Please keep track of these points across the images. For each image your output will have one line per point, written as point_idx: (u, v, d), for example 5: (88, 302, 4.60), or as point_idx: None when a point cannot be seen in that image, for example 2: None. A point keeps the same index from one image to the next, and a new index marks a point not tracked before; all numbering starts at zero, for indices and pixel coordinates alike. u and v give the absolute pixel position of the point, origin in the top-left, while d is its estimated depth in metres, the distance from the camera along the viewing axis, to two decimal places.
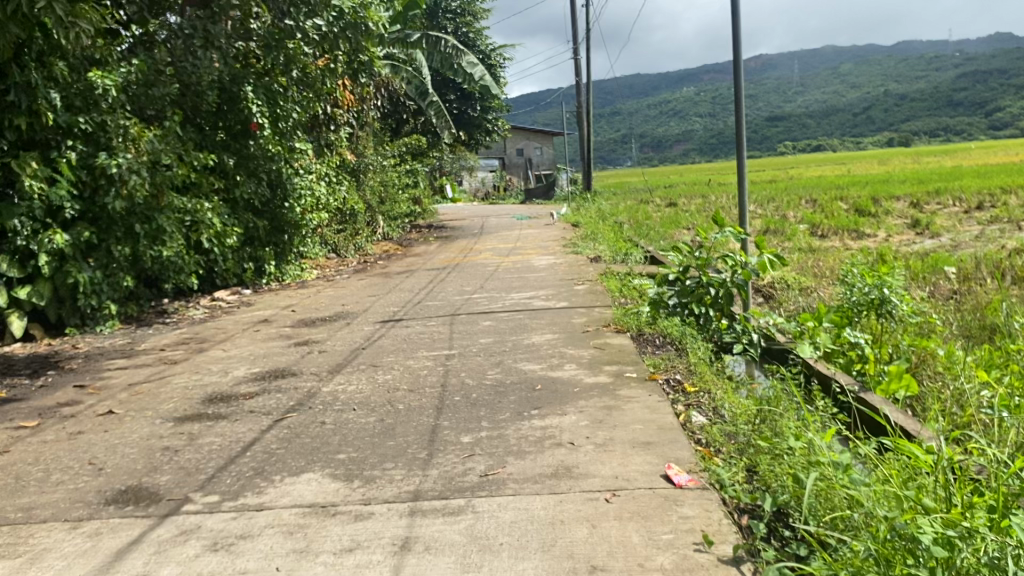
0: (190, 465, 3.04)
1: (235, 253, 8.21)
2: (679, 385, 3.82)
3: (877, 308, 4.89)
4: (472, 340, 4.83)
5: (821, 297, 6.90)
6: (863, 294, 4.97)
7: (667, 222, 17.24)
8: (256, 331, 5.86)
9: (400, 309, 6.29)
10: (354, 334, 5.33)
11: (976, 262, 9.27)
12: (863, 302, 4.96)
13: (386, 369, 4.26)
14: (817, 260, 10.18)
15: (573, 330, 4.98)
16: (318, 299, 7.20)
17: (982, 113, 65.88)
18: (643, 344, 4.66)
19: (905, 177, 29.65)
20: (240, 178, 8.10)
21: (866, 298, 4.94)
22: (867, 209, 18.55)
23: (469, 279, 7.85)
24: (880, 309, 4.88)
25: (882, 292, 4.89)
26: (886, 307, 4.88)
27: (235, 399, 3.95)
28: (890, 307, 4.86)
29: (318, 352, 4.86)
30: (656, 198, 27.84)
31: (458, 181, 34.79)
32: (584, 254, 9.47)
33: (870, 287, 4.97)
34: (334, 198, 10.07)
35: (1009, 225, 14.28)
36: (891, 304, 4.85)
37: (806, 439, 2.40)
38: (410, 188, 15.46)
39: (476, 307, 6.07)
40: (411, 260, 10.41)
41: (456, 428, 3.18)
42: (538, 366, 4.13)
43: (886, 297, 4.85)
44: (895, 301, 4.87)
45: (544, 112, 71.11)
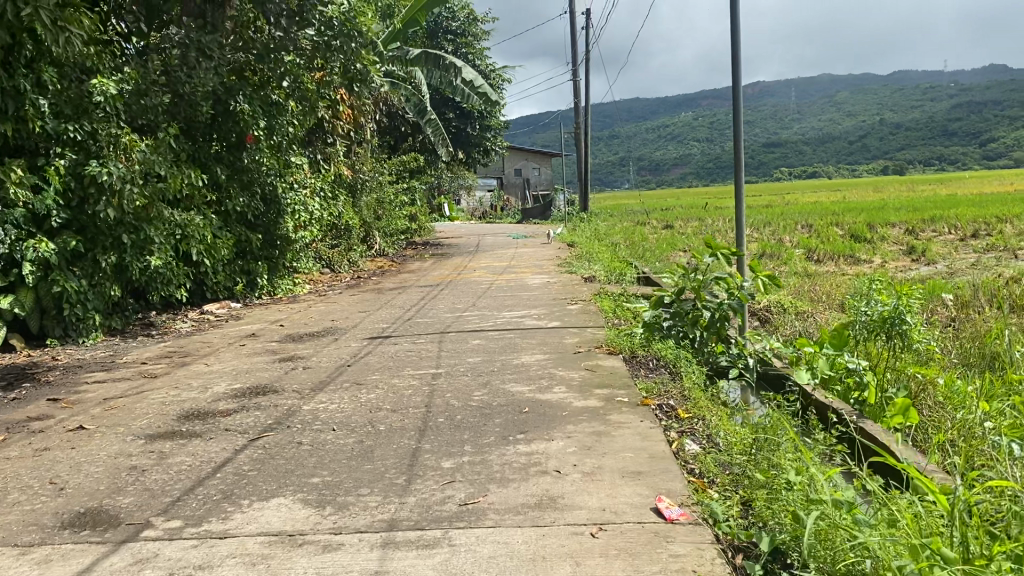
0: (156, 487, 2.89)
1: (228, 266, 8.01)
2: (672, 410, 3.67)
3: (889, 328, 4.68)
4: (461, 359, 4.69)
5: (819, 322, 6.78)
6: (875, 313, 4.77)
7: (663, 244, 17.17)
8: (240, 345, 5.71)
9: (389, 326, 6.14)
10: (340, 350, 5.19)
11: (974, 289, 9.19)
12: (875, 322, 4.76)
13: (369, 388, 4.11)
14: (814, 284, 10.09)
15: (564, 350, 4.85)
16: (307, 314, 7.06)
17: (977, 143, 66.28)
18: (637, 367, 4.52)
19: (901, 203, 29.70)
20: (233, 191, 7.92)
21: (880, 316, 4.71)
22: (863, 235, 18.53)
23: (461, 296, 7.72)
24: (890, 326, 4.67)
25: (897, 312, 4.66)
26: (898, 326, 4.66)
27: (211, 416, 3.80)
28: (902, 329, 4.63)
29: (301, 369, 4.71)
30: (652, 219, 27.83)
31: (455, 198, 34.72)
32: (579, 273, 9.35)
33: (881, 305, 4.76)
34: (327, 213, 9.96)
35: (1006, 254, 14.23)
36: (905, 324, 4.62)
37: (808, 474, 2.26)
38: (406, 205, 15.38)
39: (467, 325, 5.94)
40: (404, 276, 10.29)
41: (438, 452, 3.03)
42: (526, 387, 3.98)
43: (902, 317, 4.61)
44: (910, 322, 4.64)
45: (543, 133, 71.30)
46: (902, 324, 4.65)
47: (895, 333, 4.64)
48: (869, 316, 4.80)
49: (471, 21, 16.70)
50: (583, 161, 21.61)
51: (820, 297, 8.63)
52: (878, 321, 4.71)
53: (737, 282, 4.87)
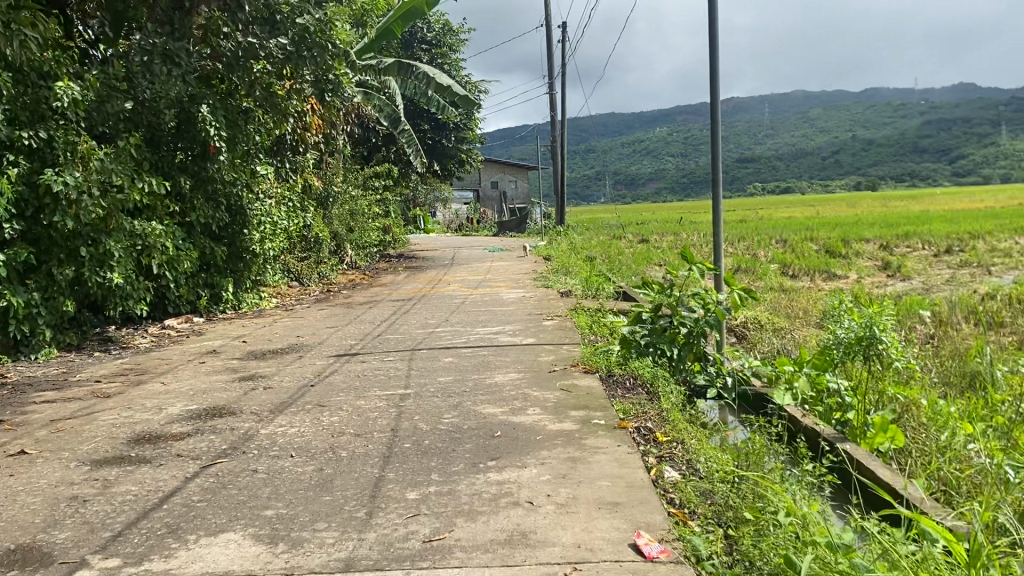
0: (96, 520, 2.67)
1: (191, 279, 7.81)
2: (650, 434, 3.49)
3: (866, 348, 4.51)
4: (431, 378, 4.50)
5: (797, 339, 6.67)
6: (851, 332, 4.60)
7: (640, 258, 17.10)
8: (201, 362, 5.49)
9: (358, 342, 5.94)
10: (305, 369, 4.98)
11: (951, 306, 9.14)
12: (851, 342, 4.58)
13: (334, 410, 3.92)
14: (791, 300, 10.02)
15: (539, 368, 4.67)
16: (273, 330, 6.84)
17: (947, 160, 67.25)
18: (613, 386, 4.37)
19: (874, 219, 29.96)
20: (197, 202, 7.68)
21: (856, 337, 4.54)
22: (838, 250, 18.57)
23: (434, 311, 7.54)
24: (867, 345, 4.51)
25: (873, 331, 4.49)
26: (874, 346, 4.51)
27: (163, 441, 3.58)
28: (879, 348, 4.48)
29: (263, 389, 4.50)
30: (628, 233, 27.79)
31: (431, 211, 34.54)
32: (554, 288, 9.20)
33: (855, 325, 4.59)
34: (295, 225, 9.77)
35: (979, 270, 14.29)
36: (880, 343, 4.47)
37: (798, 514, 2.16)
38: (379, 217, 15.19)
39: (439, 342, 5.76)
40: (376, 290, 10.09)
41: (403, 482, 2.84)
42: (498, 409, 3.80)
43: (878, 336, 4.45)
44: (886, 341, 4.49)
45: (519, 146, 71.37)
46: (878, 344, 4.50)
47: (873, 353, 4.48)
48: (844, 336, 4.62)
49: (447, 32, 16.61)
50: (559, 175, 21.55)
51: (798, 313, 8.54)
52: (855, 341, 4.52)
53: (713, 298, 4.73)
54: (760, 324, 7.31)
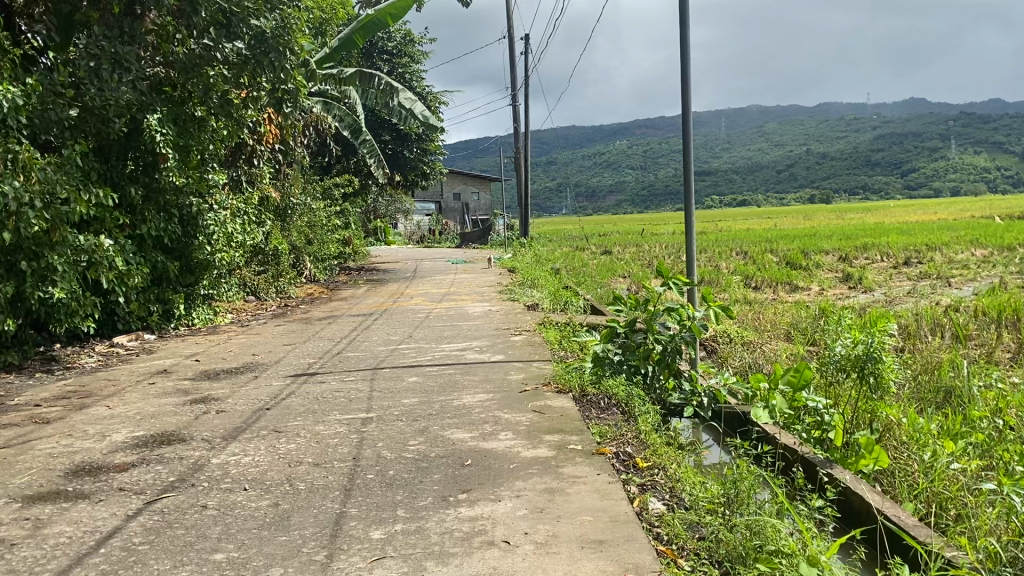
0: (24, 567, 2.40)
1: (143, 295, 7.45)
2: (630, 459, 3.29)
3: (861, 367, 4.36)
4: (395, 401, 4.27)
5: (768, 353, 6.55)
6: (848, 348, 4.46)
7: (604, 270, 17.01)
8: (150, 383, 5.18)
9: (318, 361, 5.68)
10: (262, 391, 4.72)
11: (916, 318, 9.14)
12: (847, 360, 4.45)
13: (292, 437, 3.67)
14: (759, 313, 9.96)
15: (509, 388, 4.46)
16: (228, 348, 6.54)
17: (900, 174, 68.70)
18: (587, 406, 4.17)
19: (832, 230, 30.35)
20: (148, 214, 7.37)
21: (853, 355, 4.40)
22: (799, 262, 18.69)
23: (397, 326, 7.30)
24: (863, 365, 4.36)
25: (869, 348, 4.34)
26: (874, 366, 4.33)
27: (104, 472, 3.30)
28: (875, 368, 4.31)
29: (215, 413, 4.23)
30: (590, 244, 27.77)
31: (392, 223, 34.21)
32: (520, 301, 9.02)
33: (854, 341, 4.43)
34: (250, 238, 9.47)
35: (939, 282, 14.43)
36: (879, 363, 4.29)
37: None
38: (339, 229, 14.90)
39: (402, 360, 5.52)
40: (338, 304, 9.81)
41: (367, 519, 2.61)
42: (468, 434, 3.58)
43: (874, 355, 4.29)
44: (884, 360, 4.32)
45: (481, 159, 71.29)
46: (876, 363, 4.34)
47: (869, 374, 4.33)
48: (841, 352, 4.50)
49: (408, 42, 16.40)
50: (523, 186, 21.42)
51: (767, 327, 8.45)
52: (849, 360, 4.39)
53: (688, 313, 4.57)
54: (731, 338, 7.18)
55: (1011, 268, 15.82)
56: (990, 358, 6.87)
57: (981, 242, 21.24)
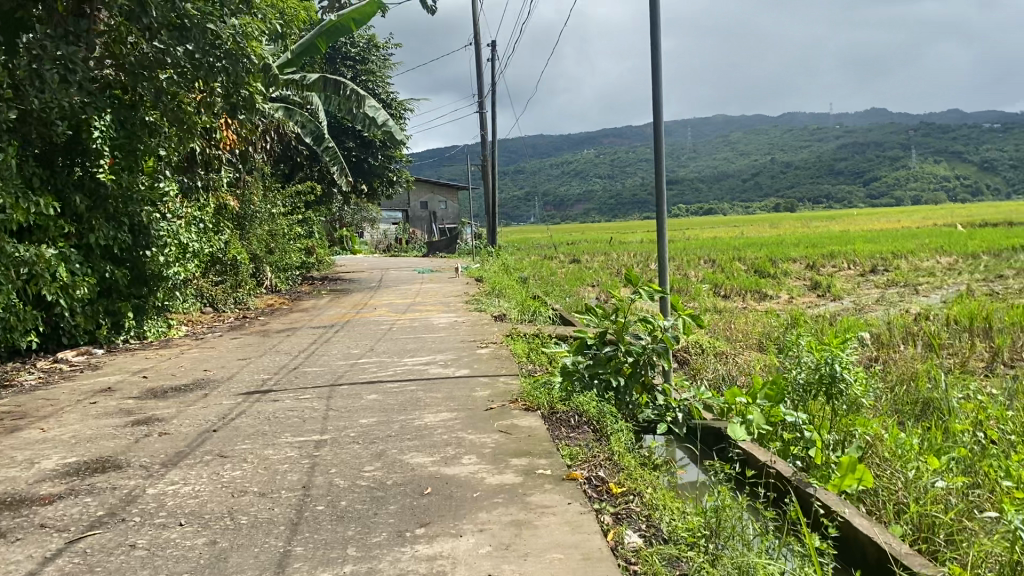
0: None
1: (90, 307, 7.07)
2: (603, 484, 3.05)
3: (827, 386, 4.31)
4: (352, 422, 3.99)
5: (741, 364, 6.37)
6: (812, 370, 4.43)
7: (572, 278, 16.84)
8: (91, 403, 4.84)
9: (273, 378, 5.38)
10: (210, 411, 4.42)
11: (887, 327, 9.04)
12: (812, 381, 4.40)
13: (238, 463, 3.39)
14: (730, 322, 9.80)
15: (474, 406, 4.20)
16: (179, 363, 6.21)
17: (862, 182, 69.66)
18: (556, 424, 3.95)
19: (798, 238, 30.53)
20: (96, 222, 6.99)
21: (817, 374, 4.36)
22: (767, 270, 18.67)
23: (359, 339, 7.02)
24: (829, 384, 4.31)
25: (832, 367, 4.31)
26: (838, 385, 4.30)
27: (25, 506, 2.99)
28: (840, 386, 4.27)
29: (157, 436, 3.93)
30: (559, 253, 27.61)
31: (359, 232, 33.80)
32: (486, 311, 8.78)
33: (817, 362, 4.41)
34: (205, 247, 9.11)
35: (907, 290, 14.44)
36: (842, 381, 4.27)
37: None
38: (302, 238, 14.56)
39: (362, 376, 5.24)
40: (298, 315, 9.49)
41: (313, 560, 2.35)
42: (429, 458, 3.33)
43: (837, 375, 4.28)
44: (848, 378, 4.29)
45: (449, 167, 71.01)
46: (841, 381, 4.30)
47: (836, 393, 4.29)
48: (804, 372, 4.46)
49: (371, 48, 16.14)
50: (490, 195, 21.20)
51: (739, 337, 8.28)
52: (816, 381, 4.34)
53: (661, 324, 4.35)
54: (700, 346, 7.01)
55: (977, 275, 15.90)
56: (963, 368, 6.76)
57: (945, 250, 21.42)
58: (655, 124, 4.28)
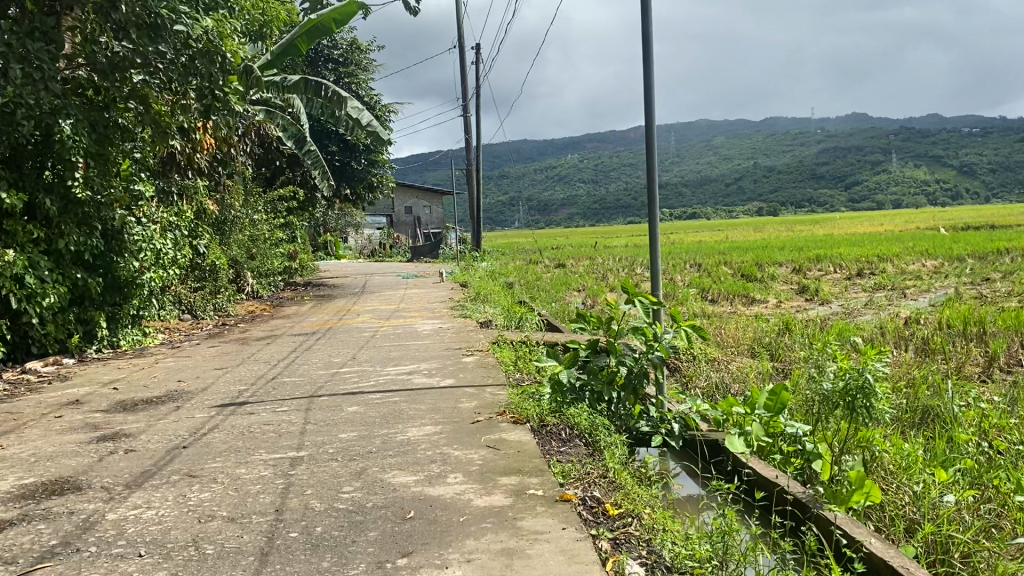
0: None
1: (61, 315, 6.81)
2: (598, 504, 2.86)
3: (852, 400, 3.98)
4: (331, 436, 3.77)
5: (735, 372, 6.19)
6: (837, 381, 4.10)
7: (557, 283, 16.65)
8: (55, 416, 4.59)
9: (249, 389, 5.14)
10: (181, 426, 4.17)
11: (878, 332, 8.90)
12: (837, 393, 4.08)
13: (207, 483, 3.16)
14: (721, 327, 9.63)
15: (460, 419, 3.99)
16: (152, 372, 5.95)
17: (844, 186, 70.02)
18: (546, 438, 3.74)
19: (784, 242, 30.53)
20: (67, 227, 6.71)
21: (842, 386, 4.03)
22: (753, 274, 18.57)
23: (340, 347, 6.78)
24: (853, 395, 3.98)
25: (861, 378, 3.96)
26: (870, 401, 3.95)
27: None
28: (870, 401, 3.93)
29: (123, 453, 3.68)
30: (544, 257, 27.45)
31: (342, 236, 33.50)
32: (472, 317, 8.57)
33: (844, 373, 4.07)
34: (182, 254, 8.83)
35: (894, 294, 14.35)
36: (874, 396, 3.92)
37: None
38: (283, 243, 14.31)
39: (343, 386, 5.02)
40: (278, 322, 9.23)
41: None
42: (412, 477, 3.11)
43: (866, 384, 3.92)
44: (878, 392, 3.94)
45: (433, 172, 70.76)
46: (869, 396, 3.96)
47: (862, 408, 3.95)
48: (831, 382, 4.13)
49: (354, 50, 15.90)
50: (475, 199, 20.99)
51: (732, 343, 8.10)
52: (840, 392, 4.02)
53: (653, 330, 4.21)
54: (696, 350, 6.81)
55: (964, 279, 15.85)
56: (961, 373, 6.61)
57: (930, 253, 21.43)
58: (650, 128, 4.13)
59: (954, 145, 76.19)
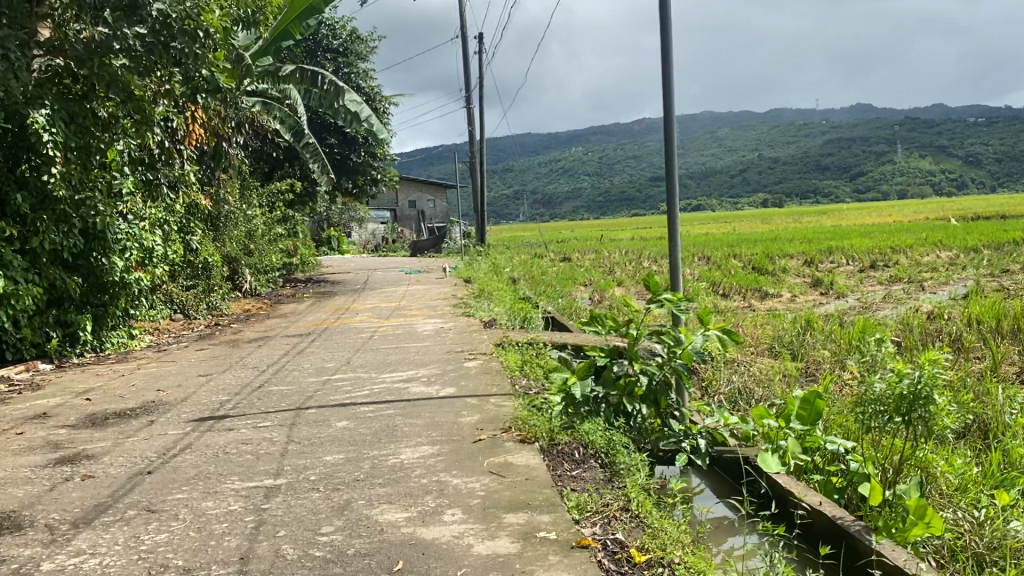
0: None
1: (36, 318, 6.36)
2: (621, 548, 2.42)
3: (906, 409, 3.40)
4: (315, 459, 3.34)
5: (758, 376, 5.74)
6: (890, 386, 3.51)
7: (564, 278, 16.19)
8: (16, 433, 4.17)
9: (232, 400, 4.69)
10: (150, 446, 3.73)
11: (903, 329, 8.42)
12: (888, 399, 3.50)
13: (166, 522, 2.72)
14: (736, 324, 9.17)
15: (461, 438, 3.55)
16: (130, 380, 5.52)
17: (850, 177, 69.39)
18: (556, 460, 3.31)
19: (793, 234, 30.03)
20: (42, 224, 6.28)
21: (896, 392, 3.44)
22: (764, 267, 18.07)
23: (335, 350, 6.35)
24: (907, 405, 3.40)
25: (915, 384, 3.37)
26: (928, 411, 3.36)
27: None
28: (926, 411, 3.35)
29: (79, 481, 3.24)
30: (550, 251, 27.01)
31: (345, 232, 33.08)
32: (475, 316, 8.13)
33: (897, 377, 3.48)
34: (172, 250, 8.36)
35: (913, 286, 13.85)
36: (933, 406, 3.33)
37: None
38: (281, 238, 13.89)
39: (333, 396, 4.58)
40: (273, 323, 8.79)
41: None
42: (403, 513, 2.67)
43: (923, 394, 3.34)
44: (939, 403, 3.35)
45: (437, 165, 70.34)
46: (929, 407, 3.37)
47: (919, 418, 3.37)
48: (883, 388, 3.53)
49: (353, 39, 15.45)
50: (478, 192, 20.52)
51: (752, 342, 7.62)
52: (892, 401, 3.44)
53: (678, 337, 3.83)
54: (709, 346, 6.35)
55: (983, 270, 15.33)
56: (1001, 374, 6.15)
57: (944, 244, 20.92)
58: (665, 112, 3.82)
59: (961, 134, 75.43)
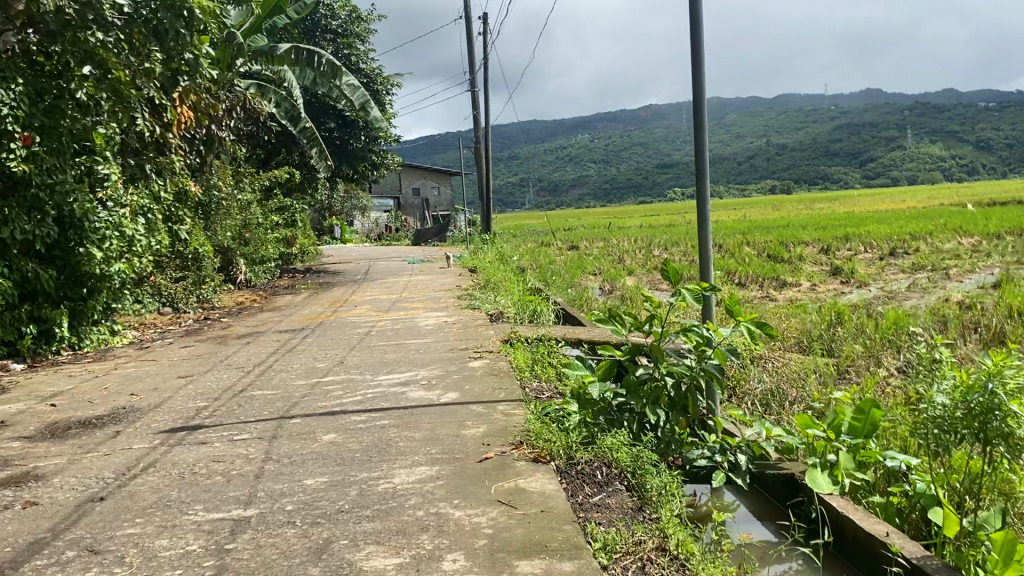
0: None
1: (8, 314, 5.95)
2: None
3: (979, 426, 2.86)
4: (294, 483, 2.87)
5: (790, 377, 5.25)
6: (957, 400, 2.97)
7: (572, 267, 15.71)
8: None
9: (211, 406, 4.23)
10: (108, 464, 3.26)
11: (936, 321, 7.90)
12: (954, 418, 2.96)
13: (106, 568, 2.25)
14: (757, 316, 8.69)
15: (464, 455, 3.09)
16: (104, 382, 5.06)
17: (859, 162, 68.60)
18: (575, 484, 2.84)
19: (807, 220, 29.45)
20: (11, 212, 5.81)
21: (966, 410, 2.91)
22: (779, 255, 17.54)
23: (329, 348, 5.88)
24: (980, 423, 2.87)
25: (988, 398, 2.84)
26: (1001, 431, 2.83)
27: None
28: (1001, 431, 2.82)
29: (18, 510, 2.77)
30: (557, 239, 26.52)
31: (349, 220, 32.66)
32: (481, 309, 7.65)
33: (965, 390, 2.95)
34: (158, 240, 7.89)
35: (936, 274, 13.32)
36: (1008, 423, 2.80)
37: None
38: (280, 227, 13.43)
39: (323, 403, 4.11)
40: (267, 316, 8.34)
41: None
42: (393, 557, 2.20)
43: (995, 411, 2.81)
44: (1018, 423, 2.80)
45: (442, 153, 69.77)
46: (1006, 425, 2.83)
47: (994, 439, 2.84)
48: (945, 404, 3.00)
49: (354, 20, 14.94)
50: (484, 180, 20.00)
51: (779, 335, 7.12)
52: (962, 420, 2.91)
53: (707, 336, 3.35)
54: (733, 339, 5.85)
55: (1008, 257, 14.77)
56: None
57: (964, 230, 20.36)
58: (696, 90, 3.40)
59: (973, 119, 74.45)
